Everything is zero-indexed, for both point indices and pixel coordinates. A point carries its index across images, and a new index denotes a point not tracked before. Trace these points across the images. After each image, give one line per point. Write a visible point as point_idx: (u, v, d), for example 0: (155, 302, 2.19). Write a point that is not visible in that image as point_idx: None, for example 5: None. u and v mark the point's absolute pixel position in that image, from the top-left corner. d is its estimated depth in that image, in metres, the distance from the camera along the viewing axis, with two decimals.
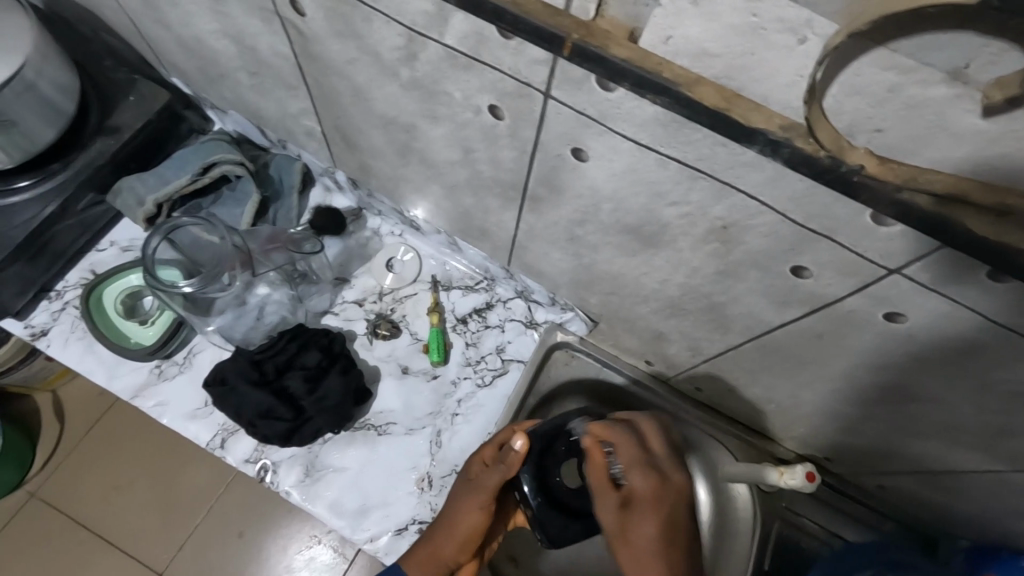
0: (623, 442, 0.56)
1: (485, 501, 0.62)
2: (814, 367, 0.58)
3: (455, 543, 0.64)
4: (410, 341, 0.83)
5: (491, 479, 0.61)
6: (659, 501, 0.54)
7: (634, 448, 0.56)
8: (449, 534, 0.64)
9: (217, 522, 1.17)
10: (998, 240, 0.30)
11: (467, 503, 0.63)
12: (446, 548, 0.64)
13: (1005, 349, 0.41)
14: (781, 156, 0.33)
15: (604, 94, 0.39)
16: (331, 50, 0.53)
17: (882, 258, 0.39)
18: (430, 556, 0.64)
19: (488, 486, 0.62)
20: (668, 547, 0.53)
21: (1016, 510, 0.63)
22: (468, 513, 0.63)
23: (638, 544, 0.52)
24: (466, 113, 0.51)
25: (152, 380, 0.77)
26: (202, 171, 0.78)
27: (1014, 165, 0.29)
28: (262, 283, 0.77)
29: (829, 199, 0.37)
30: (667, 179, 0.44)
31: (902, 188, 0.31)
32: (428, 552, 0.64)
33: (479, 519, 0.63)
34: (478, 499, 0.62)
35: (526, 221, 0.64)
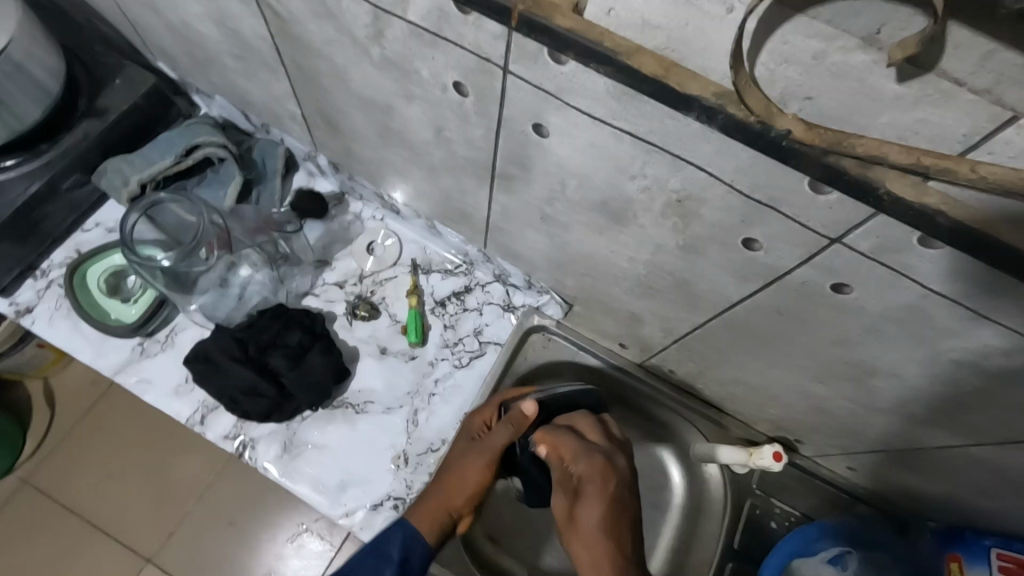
0: (570, 441, 0.62)
1: (493, 458, 0.66)
2: (778, 345, 0.59)
3: (463, 495, 0.67)
4: (390, 323, 0.84)
5: (497, 439, 0.66)
6: (603, 467, 0.60)
7: (578, 444, 0.62)
8: (459, 489, 0.67)
9: (205, 512, 1.15)
10: (915, 201, 0.32)
11: (472, 459, 0.67)
12: (453, 501, 0.67)
13: (948, 318, 0.42)
14: (716, 122, 0.34)
15: (558, 68, 0.40)
16: (309, 31, 0.54)
17: (824, 228, 0.41)
18: (436, 511, 0.66)
19: (496, 444, 0.66)
20: (614, 503, 0.59)
21: (977, 487, 0.64)
22: (472, 468, 0.67)
23: (581, 502, 0.59)
24: (435, 91, 0.52)
25: (134, 358, 0.79)
26: (186, 153, 0.79)
27: (932, 129, 0.31)
28: (244, 264, 0.79)
29: (772, 168, 0.38)
30: (625, 153, 0.45)
31: (827, 152, 0.32)
32: (430, 507, 0.66)
33: (484, 472, 0.67)
34: (485, 455, 0.67)
35: (499, 200, 0.65)
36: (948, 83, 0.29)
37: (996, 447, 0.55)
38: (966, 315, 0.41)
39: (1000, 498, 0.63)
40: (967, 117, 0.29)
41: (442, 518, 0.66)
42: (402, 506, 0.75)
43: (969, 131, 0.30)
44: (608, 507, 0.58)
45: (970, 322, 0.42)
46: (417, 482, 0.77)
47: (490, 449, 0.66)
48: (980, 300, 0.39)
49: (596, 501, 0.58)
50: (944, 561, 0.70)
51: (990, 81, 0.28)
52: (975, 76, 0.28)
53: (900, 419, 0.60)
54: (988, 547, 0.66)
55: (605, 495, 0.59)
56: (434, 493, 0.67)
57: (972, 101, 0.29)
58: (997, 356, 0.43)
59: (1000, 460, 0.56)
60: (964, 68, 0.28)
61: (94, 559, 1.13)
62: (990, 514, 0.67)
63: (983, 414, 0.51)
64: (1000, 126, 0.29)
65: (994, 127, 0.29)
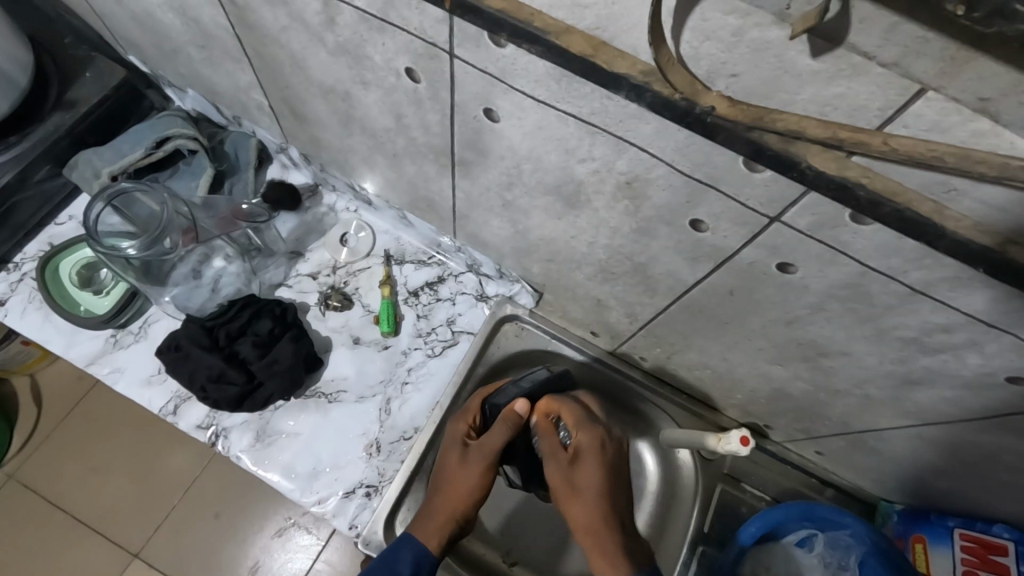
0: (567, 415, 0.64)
1: (491, 461, 0.65)
2: (734, 326, 0.60)
3: (465, 501, 0.64)
4: (363, 313, 0.85)
5: (494, 440, 0.64)
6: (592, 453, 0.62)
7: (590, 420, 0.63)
8: (461, 494, 0.64)
9: (193, 504, 1.14)
10: (835, 174, 0.33)
11: (472, 462, 0.65)
12: (449, 510, 0.64)
13: (886, 294, 0.43)
14: (645, 100, 0.35)
15: (499, 50, 0.41)
16: (263, 18, 0.54)
17: (762, 206, 0.42)
18: (442, 523, 0.64)
19: (493, 446, 0.64)
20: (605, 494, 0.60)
21: (934, 467, 0.65)
22: (471, 476, 0.64)
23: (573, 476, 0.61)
24: (388, 77, 0.52)
25: (108, 349, 0.80)
26: (156, 145, 0.80)
27: (848, 103, 0.31)
28: (217, 256, 0.81)
29: (707, 147, 0.39)
30: (570, 135, 0.46)
31: (751, 128, 0.33)
32: (431, 516, 0.65)
33: (485, 476, 0.65)
34: (484, 458, 0.64)
35: (462, 187, 0.65)
36: (859, 57, 0.29)
37: (947, 425, 0.55)
38: (903, 292, 0.42)
39: (956, 477, 0.64)
40: (880, 90, 0.30)
41: (443, 529, 0.64)
42: (374, 494, 0.76)
43: (883, 106, 0.31)
44: (602, 488, 0.60)
45: (905, 297, 0.42)
46: (389, 470, 0.77)
47: (488, 452, 0.64)
48: (914, 276, 0.40)
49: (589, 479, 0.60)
50: (910, 542, 0.73)
51: (896, 54, 0.28)
52: (882, 49, 0.28)
53: (857, 400, 0.61)
54: (952, 529, 0.69)
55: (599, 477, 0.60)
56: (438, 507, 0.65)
57: (882, 74, 0.29)
58: (937, 331, 0.44)
59: (954, 438, 0.57)
60: (871, 42, 0.28)
61: (80, 555, 1.11)
62: (952, 494, 0.68)
63: (931, 391, 0.52)
64: (911, 99, 0.29)
65: (905, 100, 0.30)
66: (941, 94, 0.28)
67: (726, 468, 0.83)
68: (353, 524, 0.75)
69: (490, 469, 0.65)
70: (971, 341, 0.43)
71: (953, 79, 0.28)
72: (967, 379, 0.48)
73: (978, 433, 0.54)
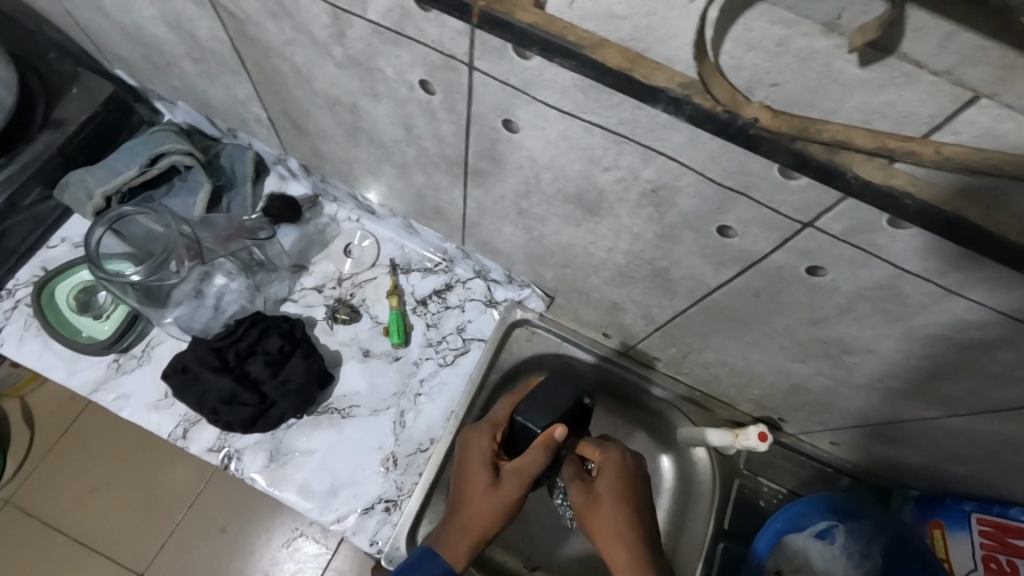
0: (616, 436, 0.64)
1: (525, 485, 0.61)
2: (755, 326, 0.60)
3: (493, 524, 0.61)
4: (371, 324, 0.83)
5: (530, 464, 0.61)
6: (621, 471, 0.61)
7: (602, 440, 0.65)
8: (493, 519, 0.61)
9: (198, 519, 1.12)
10: (882, 183, 0.32)
11: (507, 487, 0.61)
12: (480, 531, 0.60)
13: (919, 294, 0.43)
14: (684, 113, 0.34)
15: (524, 62, 0.40)
16: (266, 31, 0.52)
17: (795, 212, 0.41)
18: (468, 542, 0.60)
19: (529, 470, 0.61)
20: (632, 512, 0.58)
21: (955, 455, 0.65)
22: (502, 498, 0.61)
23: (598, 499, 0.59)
24: (401, 89, 0.51)
25: (111, 374, 0.77)
26: (150, 162, 0.78)
27: (896, 112, 0.31)
28: (218, 273, 0.78)
29: (742, 156, 0.39)
30: (595, 145, 0.45)
31: (796, 139, 0.32)
32: (457, 532, 0.60)
33: (514, 500, 0.61)
34: (516, 481, 0.61)
35: (474, 196, 0.64)
36: (911, 65, 0.28)
37: (971, 416, 0.56)
38: (937, 292, 0.42)
39: (974, 465, 0.65)
40: (931, 98, 0.29)
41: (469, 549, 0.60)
42: (393, 508, 0.75)
43: (932, 114, 0.30)
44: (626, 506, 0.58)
45: (939, 297, 0.42)
46: (408, 483, 0.76)
47: (523, 476, 0.61)
48: (951, 277, 0.40)
49: (608, 508, 0.58)
50: (927, 527, 0.74)
51: (950, 62, 0.27)
52: (936, 58, 0.28)
53: (880, 393, 0.60)
54: (969, 513, 0.69)
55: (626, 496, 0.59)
56: (462, 523, 0.60)
57: (934, 82, 0.29)
58: (970, 329, 0.44)
59: (977, 429, 0.57)
60: (926, 50, 0.27)
61: None
62: (971, 483, 0.69)
63: (959, 384, 0.52)
64: (963, 107, 0.29)
65: (957, 108, 0.29)
66: (994, 101, 0.28)
67: (742, 464, 0.82)
68: (373, 540, 0.73)
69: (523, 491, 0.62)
70: (1003, 337, 0.43)
71: (1008, 86, 0.27)
72: (997, 373, 0.48)
73: (1003, 424, 0.54)
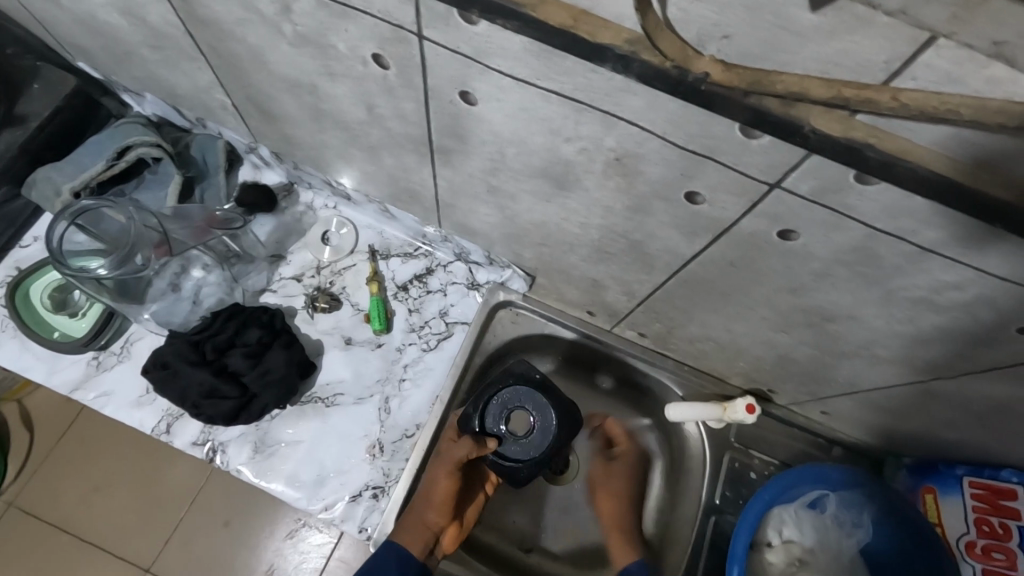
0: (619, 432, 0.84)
1: (451, 471, 0.68)
2: (734, 296, 0.58)
3: (432, 505, 0.69)
4: (352, 312, 0.83)
5: (456, 452, 0.67)
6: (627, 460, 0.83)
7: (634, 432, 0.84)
8: (430, 506, 0.69)
9: (201, 513, 1.12)
10: (841, 136, 0.31)
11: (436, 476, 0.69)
12: (428, 518, 0.69)
13: (894, 256, 0.42)
14: (633, 71, 0.33)
15: (471, 28, 0.38)
16: (216, 12, 0.50)
17: (762, 173, 0.39)
18: (421, 530, 0.69)
19: (455, 458, 0.67)
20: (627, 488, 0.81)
21: (943, 420, 0.64)
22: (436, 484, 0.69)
23: (620, 471, 0.81)
24: (356, 66, 0.49)
25: (91, 372, 0.77)
26: (118, 156, 0.76)
27: (854, 59, 0.29)
28: (195, 266, 0.77)
29: (700, 117, 0.37)
30: (555, 114, 0.43)
31: (749, 92, 0.31)
32: (413, 520, 0.69)
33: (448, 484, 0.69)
34: (446, 469, 0.68)
35: (443, 175, 0.63)
36: (863, 7, 0.27)
37: (958, 379, 0.54)
38: (912, 252, 0.41)
39: (963, 429, 0.63)
40: (889, 42, 0.28)
41: (424, 537, 0.69)
42: (381, 495, 0.75)
43: (891, 58, 0.28)
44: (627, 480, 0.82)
45: (915, 257, 0.41)
46: (395, 469, 0.76)
47: (448, 465, 0.68)
48: (924, 235, 0.38)
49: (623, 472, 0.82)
50: (919, 493, 0.73)
51: (903, 2, 0.26)
52: None
53: (865, 360, 0.59)
54: (961, 477, 0.69)
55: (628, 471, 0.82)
56: (412, 510, 0.69)
57: (888, 24, 0.27)
58: (948, 290, 0.43)
59: (967, 392, 0.56)
60: None
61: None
62: (963, 448, 0.68)
63: (942, 347, 0.51)
64: (921, 48, 0.27)
65: (916, 50, 0.27)
66: (953, 42, 0.26)
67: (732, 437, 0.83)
68: (362, 527, 0.73)
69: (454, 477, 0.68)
70: (982, 297, 0.42)
71: (967, 24, 0.25)
72: (979, 334, 0.46)
73: (989, 386, 0.53)
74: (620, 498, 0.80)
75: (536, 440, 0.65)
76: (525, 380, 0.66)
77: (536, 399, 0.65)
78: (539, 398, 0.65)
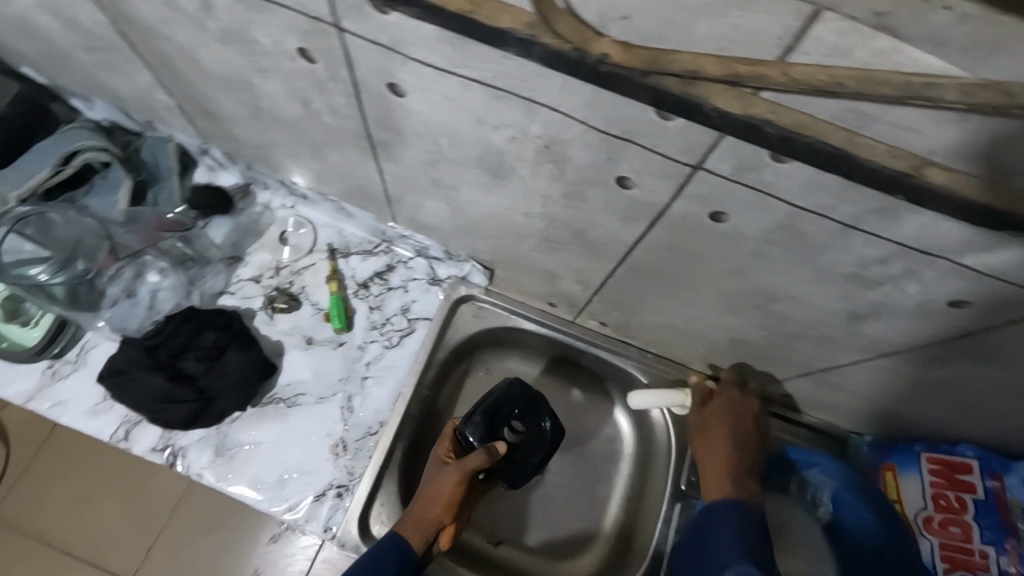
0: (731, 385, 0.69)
1: (461, 480, 0.63)
2: (681, 281, 0.59)
3: (435, 510, 0.63)
4: (312, 312, 0.82)
5: (470, 462, 0.63)
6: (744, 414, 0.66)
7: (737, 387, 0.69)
8: (432, 505, 0.64)
9: (180, 520, 1.01)
10: (741, 113, 0.31)
11: (445, 478, 0.64)
12: (432, 514, 0.63)
13: (819, 233, 0.42)
14: (535, 54, 0.33)
15: (383, 18, 0.38)
16: (140, 10, 0.50)
17: (682, 155, 0.40)
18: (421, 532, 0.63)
19: (468, 468, 0.62)
20: (739, 442, 0.62)
21: (896, 397, 0.64)
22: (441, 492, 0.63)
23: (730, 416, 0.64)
24: (283, 61, 0.49)
25: (46, 382, 0.76)
26: (63, 162, 0.75)
27: (747, 36, 0.29)
28: (151, 271, 0.79)
29: (614, 100, 0.37)
30: (479, 102, 0.43)
31: (647, 73, 0.31)
32: (413, 523, 0.63)
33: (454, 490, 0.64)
34: (455, 477, 0.63)
35: (388, 169, 0.62)
36: None
37: (902, 355, 0.55)
38: (835, 228, 0.41)
39: (916, 405, 0.64)
40: (776, 18, 0.28)
41: (424, 533, 0.63)
42: (345, 493, 0.74)
43: (780, 34, 0.28)
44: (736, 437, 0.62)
45: (839, 234, 0.41)
46: (359, 468, 0.76)
47: (460, 472, 0.63)
48: (843, 211, 0.39)
49: (730, 420, 0.64)
50: (878, 470, 0.73)
51: None
52: None
53: (813, 340, 0.60)
54: (920, 454, 0.69)
55: (736, 425, 0.64)
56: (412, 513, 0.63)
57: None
58: (877, 265, 0.43)
59: (913, 368, 0.56)
60: None
61: None
62: (919, 424, 0.68)
63: (881, 324, 0.51)
64: (806, 24, 0.27)
65: (802, 25, 0.27)
66: (836, 14, 0.26)
67: None
68: (326, 526, 0.73)
69: (461, 485, 0.64)
70: (908, 271, 0.42)
71: None
72: (912, 309, 0.47)
73: (930, 360, 0.53)
74: (729, 450, 0.60)
75: (531, 451, 0.67)
76: (525, 396, 0.68)
77: (536, 408, 0.68)
78: (535, 411, 0.68)
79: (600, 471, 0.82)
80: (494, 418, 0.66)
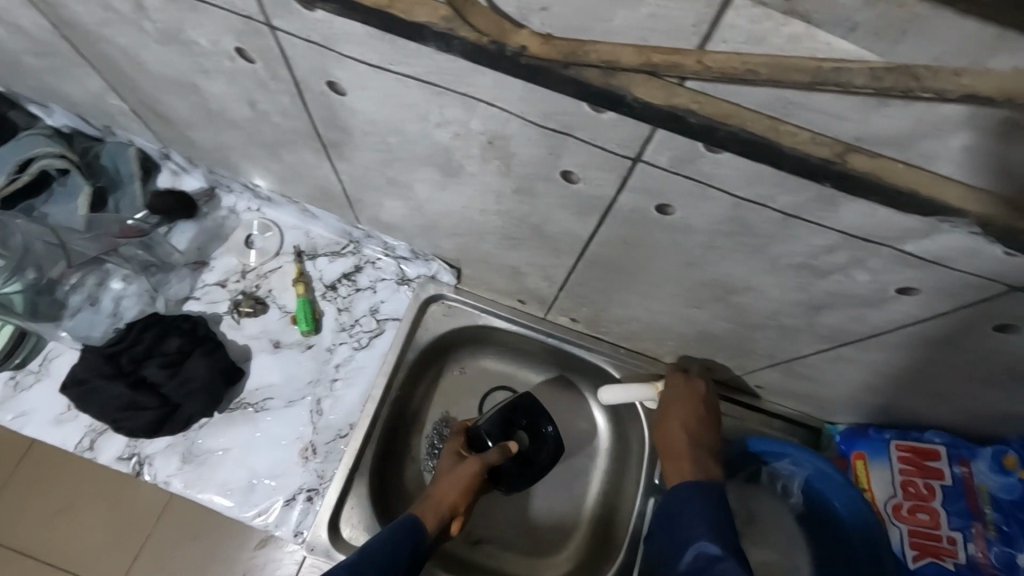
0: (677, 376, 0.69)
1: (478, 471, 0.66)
2: (640, 275, 0.58)
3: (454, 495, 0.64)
4: (280, 315, 0.81)
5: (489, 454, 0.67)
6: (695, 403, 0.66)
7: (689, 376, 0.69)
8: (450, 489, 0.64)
9: (164, 528, 0.97)
10: (663, 103, 0.31)
11: (464, 468, 0.65)
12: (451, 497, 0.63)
13: (764, 223, 0.42)
14: (457, 48, 0.33)
15: (311, 15, 0.37)
16: (77, 13, 0.49)
17: (621, 147, 0.39)
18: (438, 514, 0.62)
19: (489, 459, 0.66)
20: (696, 433, 0.63)
21: (862, 386, 0.64)
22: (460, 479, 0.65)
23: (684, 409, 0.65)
24: (223, 61, 0.48)
25: (9, 393, 0.75)
26: (19, 170, 0.72)
27: (664, 23, 0.29)
28: (114, 279, 0.80)
29: (546, 94, 0.37)
30: (418, 98, 0.43)
31: (568, 64, 0.31)
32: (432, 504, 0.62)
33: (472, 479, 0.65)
34: (473, 465, 0.66)
35: (343, 169, 0.61)
36: None
37: (862, 344, 0.54)
38: (778, 218, 0.41)
39: (883, 394, 0.64)
40: (689, 6, 0.27)
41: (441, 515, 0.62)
42: (316, 497, 0.74)
43: (696, 22, 0.28)
44: (690, 427, 0.63)
45: (783, 223, 0.41)
46: (329, 471, 0.75)
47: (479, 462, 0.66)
48: (783, 201, 0.38)
49: (687, 412, 0.65)
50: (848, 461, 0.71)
51: None
52: None
53: (775, 331, 0.60)
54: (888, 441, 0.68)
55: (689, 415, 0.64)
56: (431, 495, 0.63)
57: None
58: (825, 254, 0.43)
59: (874, 356, 0.56)
60: None
61: None
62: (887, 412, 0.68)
63: (837, 313, 0.51)
64: (719, 12, 0.27)
65: (715, 13, 0.27)
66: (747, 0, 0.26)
67: None
68: (297, 530, 0.72)
69: (477, 477, 0.66)
70: (855, 259, 0.42)
71: None
72: (864, 297, 0.47)
73: (889, 348, 0.53)
74: (686, 441, 0.62)
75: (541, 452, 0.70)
76: (531, 404, 0.71)
77: (541, 414, 0.71)
78: (538, 417, 0.71)
79: (576, 468, 0.81)
80: (507, 420, 0.70)
